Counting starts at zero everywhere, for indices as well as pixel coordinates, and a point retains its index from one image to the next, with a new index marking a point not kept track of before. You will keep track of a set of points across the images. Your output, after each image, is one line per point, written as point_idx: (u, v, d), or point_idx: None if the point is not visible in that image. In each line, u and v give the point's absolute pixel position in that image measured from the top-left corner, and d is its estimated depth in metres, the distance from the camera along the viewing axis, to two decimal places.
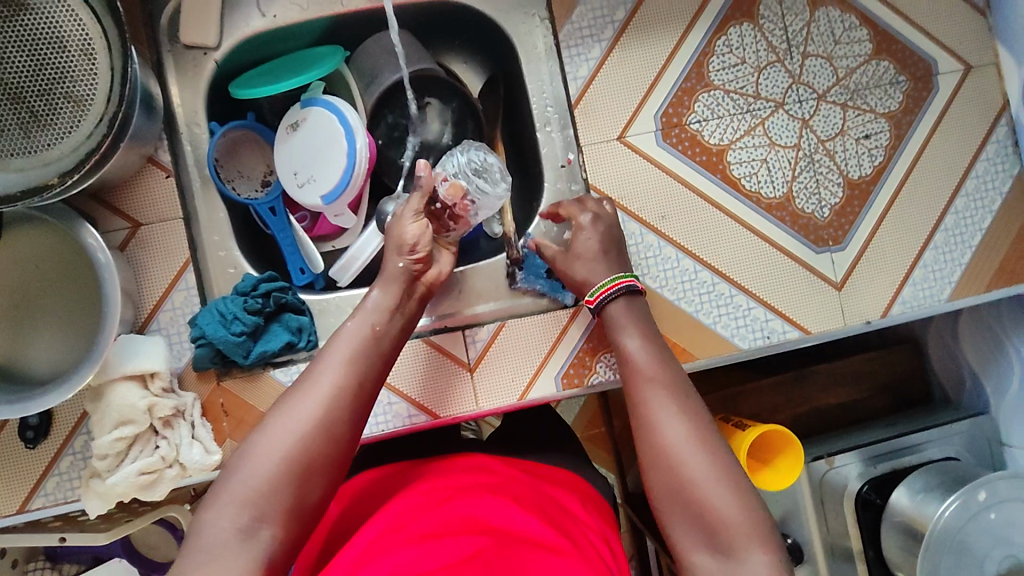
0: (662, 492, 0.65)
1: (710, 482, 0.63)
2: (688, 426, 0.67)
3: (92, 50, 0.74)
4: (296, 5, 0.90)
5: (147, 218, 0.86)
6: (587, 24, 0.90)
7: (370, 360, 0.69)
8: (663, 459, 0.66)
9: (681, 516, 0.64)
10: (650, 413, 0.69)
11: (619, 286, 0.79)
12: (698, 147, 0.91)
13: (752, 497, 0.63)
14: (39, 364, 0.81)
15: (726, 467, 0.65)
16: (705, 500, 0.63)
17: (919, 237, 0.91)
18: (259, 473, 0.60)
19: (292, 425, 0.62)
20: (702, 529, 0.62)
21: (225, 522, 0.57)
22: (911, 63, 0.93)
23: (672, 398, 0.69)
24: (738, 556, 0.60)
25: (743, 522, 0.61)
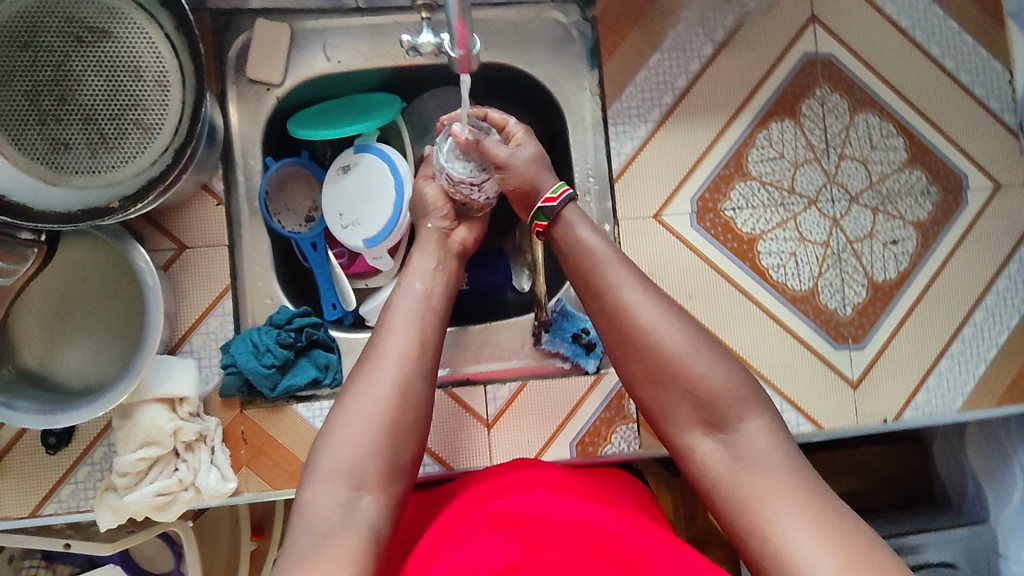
0: (646, 378, 0.71)
1: (689, 354, 0.69)
2: (657, 304, 0.72)
3: (167, 81, 0.76)
4: (361, 53, 0.93)
5: (193, 242, 0.88)
6: (635, 104, 0.93)
7: (428, 317, 0.76)
8: (637, 342, 0.71)
9: (671, 397, 0.69)
10: (619, 298, 0.72)
11: (565, 193, 0.80)
12: (731, 234, 0.94)
13: (731, 362, 0.70)
14: (70, 374, 0.84)
15: (701, 339, 0.70)
16: (689, 371, 0.68)
17: (935, 344, 0.95)
18: (350, 442, 0.66)
19: (375, 387, 0.69)
20: (696, 405, 0.68)
21: (328, 496, 0.63)
22: (943, 176, 0.96)
23: (642, 285, 0.73)
24: (733, 426, 0.66)
25: (729, 389, 0.67)
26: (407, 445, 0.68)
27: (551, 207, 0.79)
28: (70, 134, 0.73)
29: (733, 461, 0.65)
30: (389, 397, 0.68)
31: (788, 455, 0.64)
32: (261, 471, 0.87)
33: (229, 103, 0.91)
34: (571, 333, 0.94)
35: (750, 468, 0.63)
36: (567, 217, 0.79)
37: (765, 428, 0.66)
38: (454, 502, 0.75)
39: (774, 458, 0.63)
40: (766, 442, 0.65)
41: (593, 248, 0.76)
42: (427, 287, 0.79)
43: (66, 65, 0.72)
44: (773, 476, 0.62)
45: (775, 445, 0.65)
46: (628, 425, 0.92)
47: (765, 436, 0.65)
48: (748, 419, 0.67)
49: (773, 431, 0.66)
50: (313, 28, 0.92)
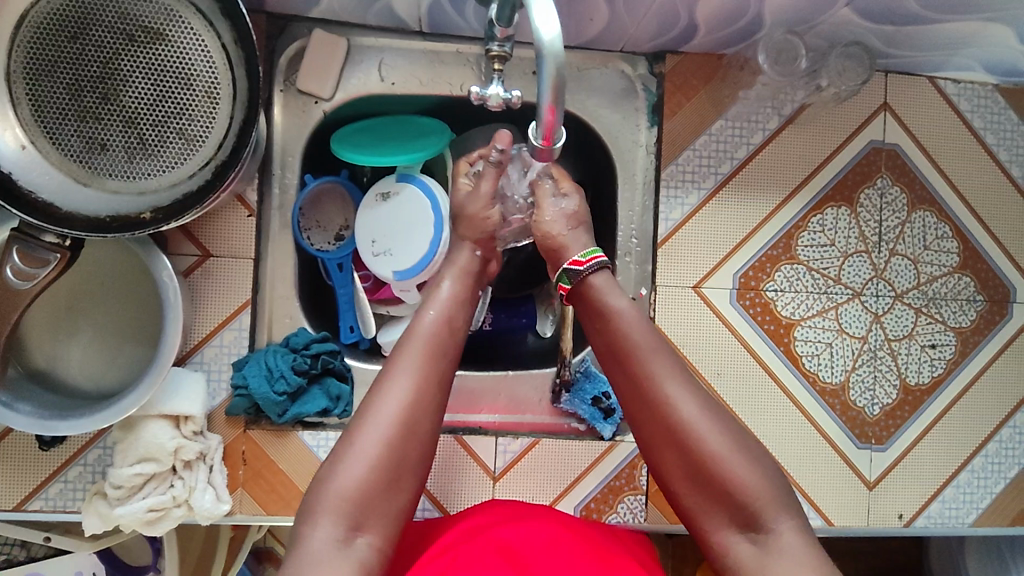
0: (682, 473, 0.66)
1: (729, 453, 0.65)
2: (700, 399, 0.67)
3: (217, 94, 0.72)
4: (416, 78, 0.89)
5: (218, 251, 0.84)
6: (691, 169, 0.90)
7: (445, 352, 0.70)
8: (678, 436, 0.66)
9: (707, 495, 0.65)
10: (659, 388, 0.68)
11: (596, 259, 0.75)
12: (769, 315, 0.91)
13: (768, 462, 0.66)
14: (74, 374, 0.81)
15: (740, 437, 0.66)
16: (728, 471, 0.64)
17: (959, 455, 0.93)
18: (354, 477, 0.61)
19: (381, 425, 0.63)
20: (730, 505, 0.64)
21: (323, 533, 0.59)
22: (991, 285, 0.94)
23: (681, 374, 0.68)
24: (770, 528, 0.63)
25: (767, 494, 0.64)
26: (403, 489, 0.64)
27: (577, 269, 0.75)
28: (108, 135, 0.70)
29: (767, 558, 0.61)
30: (392, 435, 0.63)
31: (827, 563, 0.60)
32: (257, 494, 0.84)
33: (275, 110, 0.87)
34: (591, 396, 0.92)
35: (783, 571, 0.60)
36: (598, 285, 0.74)
37: (799, 533, 0.63)
38: (447, 535, 0.73)
39: (813, 563, 0.60)
40: (802, 545, 0.61)
41: (633, 331, 0.70)
42: (444, 316, 0.72)
43: (113, 63, 0.68)
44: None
45: (809, 549, 0.61)
46: (636, 497, 0.89)
47: (800, 541, 0.62)
48: (783, 520, 0.64)
49: (811, 541, 0.62)
50: (372, 45, 0.88)
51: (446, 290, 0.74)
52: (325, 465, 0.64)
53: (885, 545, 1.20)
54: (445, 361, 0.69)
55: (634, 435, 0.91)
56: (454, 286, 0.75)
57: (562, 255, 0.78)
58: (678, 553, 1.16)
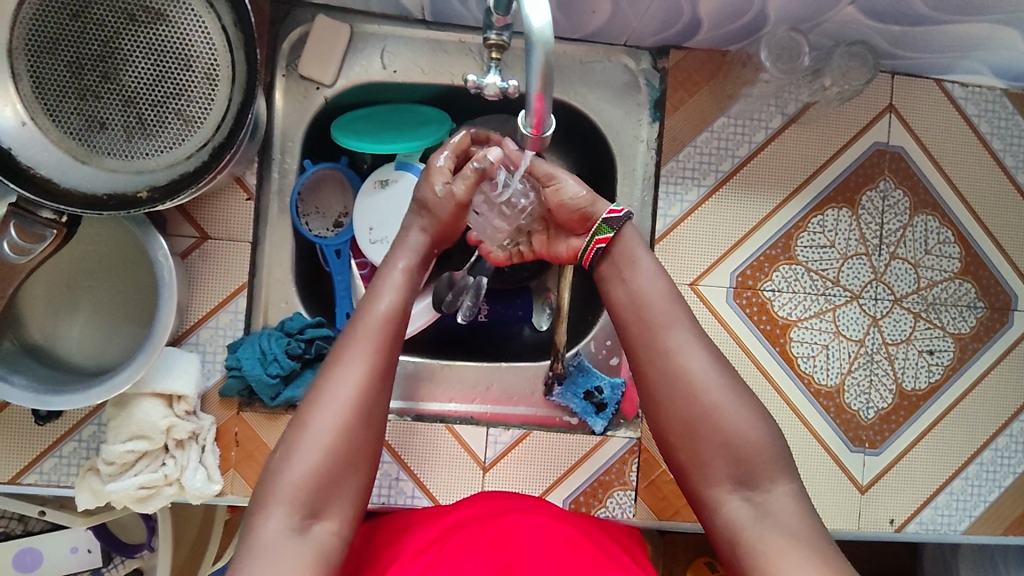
0: (682, 426, 0.66)
1: (732, 408, 0.65)
2: (708, 353, 0.67)
3: (216, 76, 0.72)
4: (418, 66, 0.89)
5: (216, 233, 0.84)
6: (691, 166, 0.90)
7: (395, 341, 0.67)
8: (684, 387, 0.66)
9: (708, 449, 0.65)
10: (671, 339, 0.68)
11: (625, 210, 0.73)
12: (765, 315, 0.90)
13: (771, 422, 0.66)
14: (69, 351, 0.81)
15: (745, 394, 0.67)
16: (730, 425, 0.64)
17: (953, 462, 0.92)
18: (307, 470, 0.61)
19: (332, 419, 0.62)
20: (730, 459, 0.64)
21: (275, 523, 0.59)
22: (992, 292, 0.93)
23: (688, 325, 0.69)
24: (766, 489, 0.63)
25: (767, 451, 0.64)
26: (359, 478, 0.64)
27: (615, 217, 0.72)
28: (108, 114, 0.71)
29: (763, 521, 0.61)
30: (348, 423, 0.63)
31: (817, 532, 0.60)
32: (248, 476, 0.84)
33: (276, 95, 0.88)
34: (584, 390, 0.92)
35: (774, 540, 0.59)
36: (625, 235, 0.72)
37: (795, 497, 0.63)
38: (438, 523, 0.74)
39: (803, 528, 0.60)
40: (794, 511, 0.61)
41: (651, 280, 0.70)
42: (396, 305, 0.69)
43: (114, 43, 0.69)
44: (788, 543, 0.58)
45: (802, 513, 0.61)
46: (626, 492, 0.89)
47: (794, 504, 0.62)
48: (779, 482, 0.64)
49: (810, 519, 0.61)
50: (375, 32, 0.88)
51: (399, 274, 0.70)
52: (274, 457, 0.63)
53: (878, 551, 1.19)
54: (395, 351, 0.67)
55: (625, 431, 0.92)
56: (406, 273, 0.71)
57: (593, 209, 0.74)
58: (669, 550, 1.16)
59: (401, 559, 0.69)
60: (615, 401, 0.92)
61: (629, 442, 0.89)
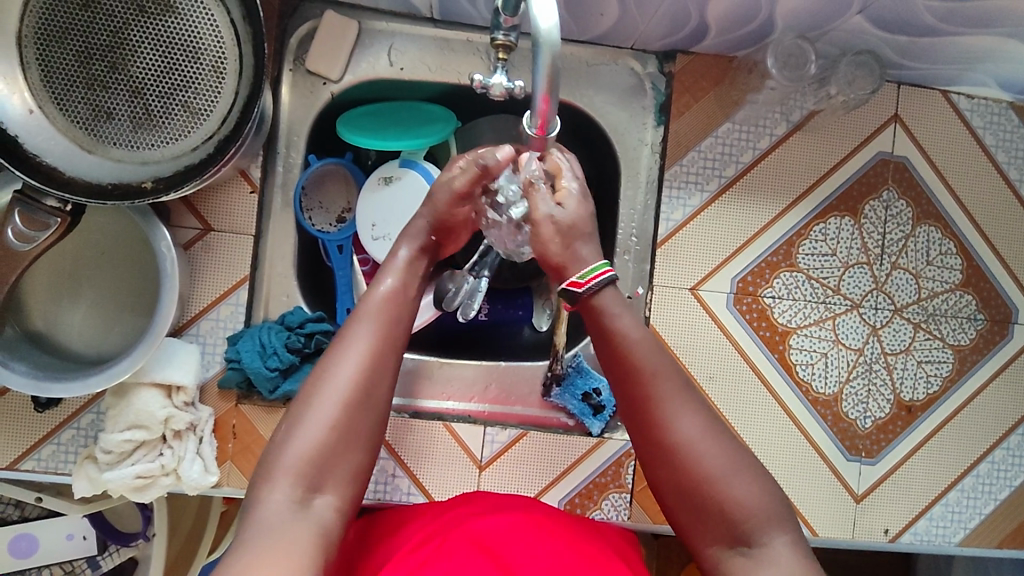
0: (678, 494, 0.65)
1: (727, 475, 0.64)
2: (700, 421, 0.66)
3: (223, 69, 0.72)
4: (425, 64, 0.89)
5: (220, 226, 0.85)
6: (695, 171, 0.90)
7: (400, 318, 0.70)
8: (675, 458, 0.65)
9: (704, 516, 0.64)
10: (659, 409, 0.66)
11: (601, 275, 0.70)
12: (765, 322, 0.90)
13: (768, 479, 0.65)
14: (69, 339, 0.82)
15: (740, 459, 0.65)
16: (727, 494, 0.63)
17: (949, 474, 0.92)
18: (311, 437, 0.62)
19: (338, 387, 0.64)
20: (725, 525, 0.63)
21: (277, 496, 0.59)
22: (993, 305, 0.93)
23: (679, 392, 0.67)
24: (763, 546, 0.62)
25: (762, 510, 0.63)
26: (363, 447, 0.64)
27: (576, 290, 0.70)
28: (114, 104, 0.71)
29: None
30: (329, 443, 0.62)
31: None
32: (244, 468, 0.84)
33: (283, 89, 0.88)
34: (581, 391, 0.92)
35: None
36: (603, 303, 0.70)
37: (792, 547, 0.62)
38: (433, 522, 0.73)
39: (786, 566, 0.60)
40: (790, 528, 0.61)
41: (635, 349, 0.68)
42: (401, 287, 0.72)
43: (123, 33, 0.69)
44: None
45: (803, 561, 0.61)
46: (621, 495, 0.89)
47: (792, 559, 0.61)
48: (777, 533, 0.63)
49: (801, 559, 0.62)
50: (383, 29, 0.88)
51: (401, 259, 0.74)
52: (280, 430, 0.64)
53: (872, 560, 1.20)
54: (401, 326, 0.70)
55: (622, 433, 0.92)
56: (409, 255, 0.75)
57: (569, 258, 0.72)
58: (662, 554, 1.16)
59: (396, 556, 0.69)
60: (612, 403, 0.92)
61: (625, 445, 0.89)
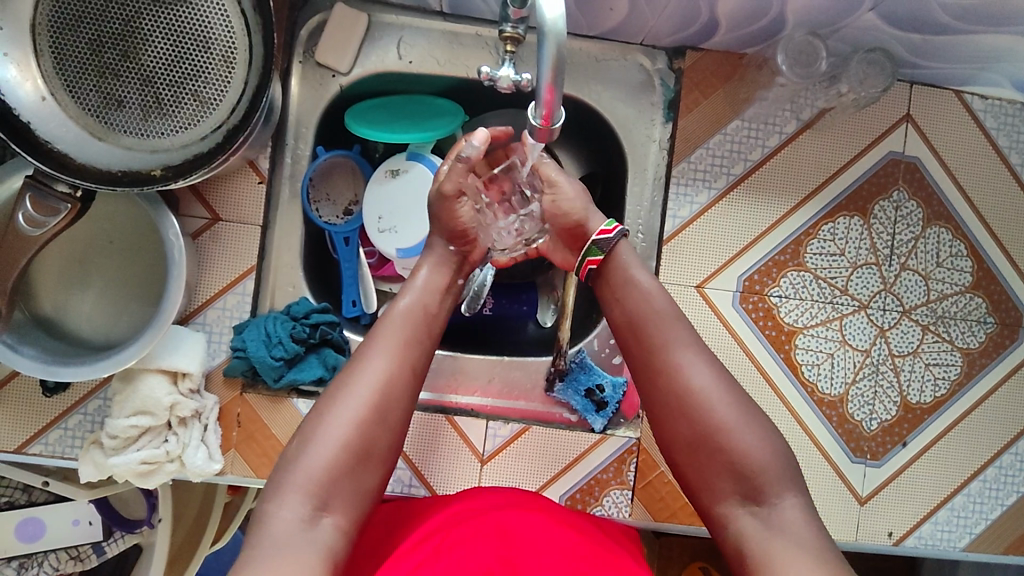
0: (690, 445, 0.66)
1: (737, 423, 0.65)
2: (712, 369, 0.68)
3: (233, 59, 0.72)
4: (434, 58, 0.89)
5: (228, 215, 0.85)
6: (703, 168, 0.89)
7: (421, 337, 0.71)
8: (689, 406, 0.66)
9: (713, 466, 0.65)
10: (673, 357, 0.68)
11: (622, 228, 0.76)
12: (771, 321, 0.90)
13: (774, 435, 0.66)
14: (76, 325, 0.83)
15: (751, 411, 0.66)
16: (736, 442, 0.64)
17: (955, 478, 0.91)
18: (326, 450, 0.62)
19: (359, 394, 0.65)
20: (734, 474, 0.64)
21: (287, 513, 0.59)
22: (1004, 308, 0.92)
23: (691, 341, 0.69)
24: (772, 502, 0.62)
25: (772, 465, 0.64)
26: (379, 459, 0.64)
27: (607, 238, 0.76)
28: (125, 92, 0.72)
29: (771, 532, 0.60)
30: (348, 452, 0.62)
31: (825, 544, 0.59)
32: (248, 457, 0.84)
33: (292, 81, 0.88)
34: (585, 387, 0.92)
35: (782, 544, 0.59)
36: (622, 256, 0.76)
37: (802, 509, 0.62)
38: (434, 518, 0.73)
39: (810, 541, 0.59)
40: (803, 521, 0.61)
41: (652, 301, 0.72)
42: (417, 304, 0.73)
43: (135, 21, 0.70)
44: (800, 551, 0.58)
45: (810, 525, 0.61)
46: (623, 491, 0.89)
47: (802, 515, 0.61)
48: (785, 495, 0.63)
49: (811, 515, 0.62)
50: (392, 23, 0.89)
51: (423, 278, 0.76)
52: (291, 446, 0.64)
53: (875, 564, 1.19)
54: (422, 342, 0.71)
55: (624, 430, 0.91)
56: (434, 278, 0.76)
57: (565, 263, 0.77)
58: (664, 553, 1.15)
59: (397, 554, 0.69)
60: (615, 399, 0.91)
61: (628, 441, 0.89)
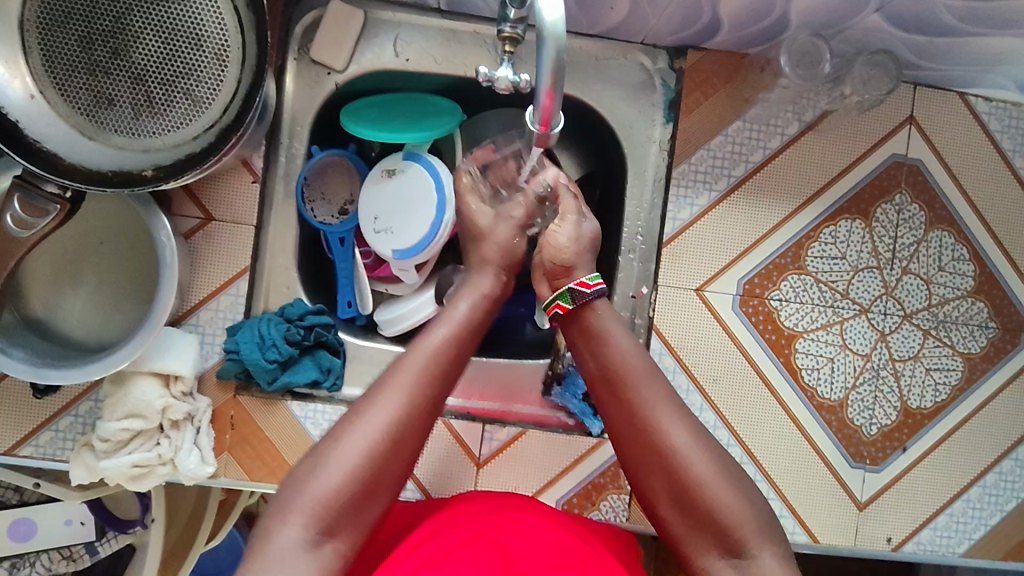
0: (670, 500, 0.66)
1: (717, 481, 0.65)
2: (691, 428, 0.67)
3: (226, 57, 0.71)
4: (431, 56, 0.88)
5: (221, 215, 0.84)
6: (703, 170, 0.88)
7: (447, 368, 0.69)
8: (670, 465, 0.66)
9: (692, 523, 0.65)
10: (651, 415, 0.68)
11: (598, 286, 0.75)
12: (771, 325, 0.89)
13: (753, 490, 0.66)
14: (67, 326, 0.81)
15: (730, 468, 0.66)
16: (716, 500, 0.64)
17: (955, 484, 0.90)
18: (332, 480, 0.60)
19: (373, 429, 0.63)
20: (715, 530, 0.64)
21: (290, 532, 0.58)
22: (1006, 313, 0.91)
23: (669, 399, 0.69)
24: (752, 555, 0.62)
25: (752, 521, 0.63)
26: (385, 493, 0.63)
27: (582, 292, 0.75)
28: (115, 90, 0.70)
29: None
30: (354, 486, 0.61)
31: None
32: (241, 460, 0.83)
33: (287, 78, 0.87)
34: (582, 391, 0.91)
35: None
36: (596, 316, 0.74)
37: (779, 559, 0.62)
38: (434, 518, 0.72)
39: None
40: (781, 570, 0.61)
41: (626, 358, 0.71)
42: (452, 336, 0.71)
43: (126, 18, 0.68)
44: None
45: (786, 570, 0.61)
46: (620, 496, 0.88)
47: (782, 569, 0.61)
48: (764, 547, 0.63)
49: (787, 560, 0.63)
50: (389, 19, 0.87)
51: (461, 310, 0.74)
52: (301, 466, 0.63)
53: (871, 566, 1.19)
54: (448, 376, 0.69)
55: None
56: (469, 310, 0.74)
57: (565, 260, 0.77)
58: (661, 555, 1.14)
59: (394, 554, 0.68)
60: None
61: None
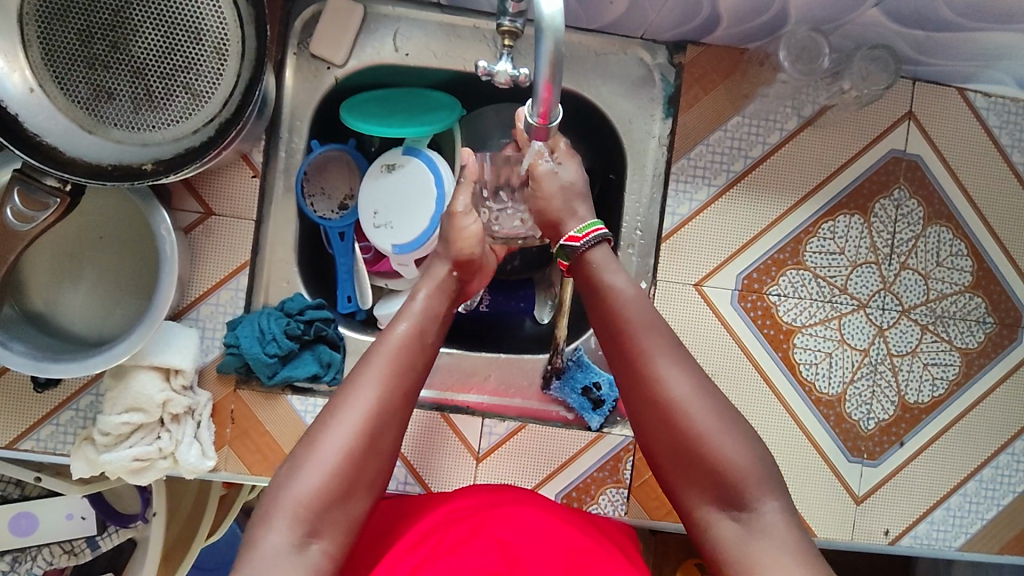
0: (671, 452, 0.66)
1: (717, 432, 0.64)
2: (691, 378, 0.66)
3: (226, 51, 0.71)
4: (431, 51, 0.88)
5: (221, 209, 0.84)
6: (702, 165, 0.88)
7: (414, 365, 0.69)
8: (669, 417, 0.65)
9: (693, 474, 0.65)
10: (651, 366, 0.67)
11: (595, 232, 0.74)
12: (770, 320, 0.89)
13: (755, 440, 0.66)
14: (67, 320, 0.82)
15: (731, 418, 0.66)
16: (716, 451, 0.64)
17: (952, 478, 0.91)
18: (311, 484, 0.60)
19: (346, 429, 0.63)
20: (715, 482, 0.64)
21: (277, 538, 0.58)
22: (1003, 307, 0.92)
23: (669, 348, 0.68)
24: (754, 507, 0.62)
25: (754, 471, 0.63)
26: (365, 493, 0.63)
27: (575, 245, 0.74)
28: (115, 84, 0.70)
29: (752, 540, 0.61)
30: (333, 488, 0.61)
31: (805, 550, 0.60)
32: (241, 454, 0.84)
33: (287, 73, 0.87)
34: (581, 385, 0.92)
35: (762, 554, 0.60)
36: (595, 260, 0.73)
37: (782, 513, 0.62)
38: (431, 515, 0.72)
39: (789, 546, 0.60)
40: (785, 527, 0.61)
41: (627, 304, 0.70)
42: (413, 331, 0.71)
43: (125, 11, 0.68)
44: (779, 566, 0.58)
45: (791, 528, 0.61)
46: (619, 490, 0.88)
47: (783, 520, 0.62)
48: (767, 500, 0.63)
49: (793, 520, 0.62)
50: (388, 14, 0.87)
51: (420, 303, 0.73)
52: (280, 471, 0.63)
53: (869, 561, 1.19)
54: (415, 371, 0.69)
55: (621, 428, 0.91)
56: (428, 302, 0.74)
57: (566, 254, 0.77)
58: (660, 550, 1.15)
59: (393, 553, 0.69)
60: (612, 398, 0.91)
61: (624, 440, 0.88)
